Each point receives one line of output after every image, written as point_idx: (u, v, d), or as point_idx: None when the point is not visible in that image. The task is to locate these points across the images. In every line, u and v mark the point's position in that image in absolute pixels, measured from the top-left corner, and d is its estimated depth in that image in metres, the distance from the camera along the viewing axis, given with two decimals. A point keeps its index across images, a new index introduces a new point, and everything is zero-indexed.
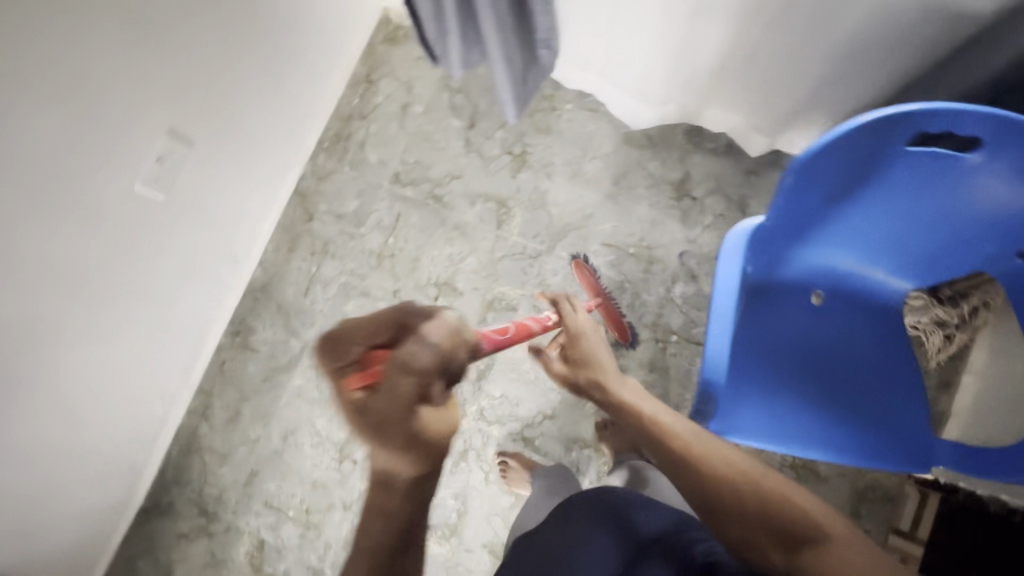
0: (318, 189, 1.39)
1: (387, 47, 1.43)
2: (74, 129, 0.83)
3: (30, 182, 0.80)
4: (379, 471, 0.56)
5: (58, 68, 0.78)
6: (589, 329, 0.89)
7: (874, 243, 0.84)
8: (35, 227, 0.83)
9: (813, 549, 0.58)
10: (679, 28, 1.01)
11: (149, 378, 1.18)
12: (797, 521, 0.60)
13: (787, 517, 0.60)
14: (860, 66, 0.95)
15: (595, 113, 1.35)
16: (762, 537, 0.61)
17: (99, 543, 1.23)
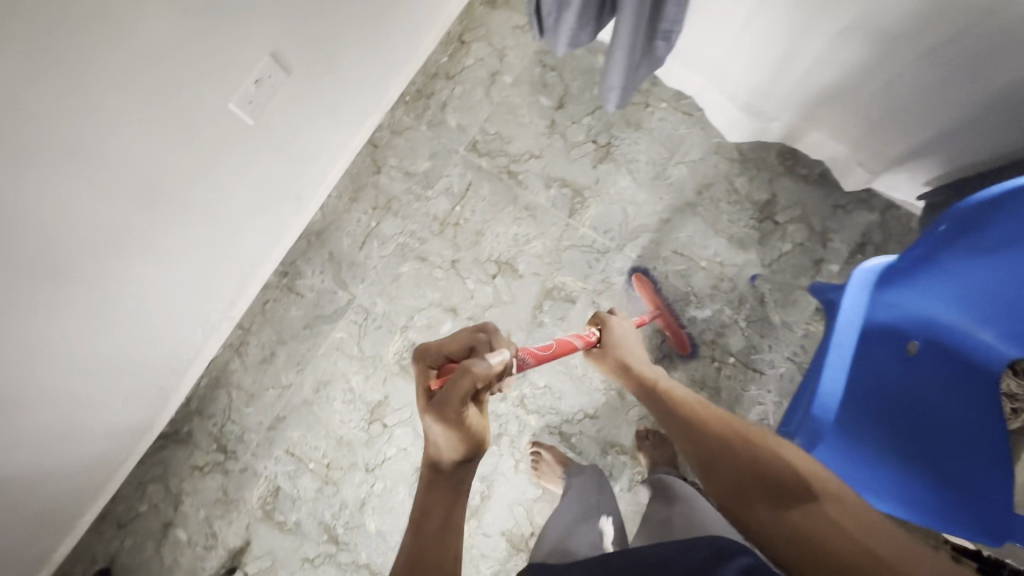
0: (391, 143, 1.35)
1: (486, 10, 1.38)
2: (185, 32, 0.79)
3: (134, 74, 0.77)
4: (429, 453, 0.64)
5: None
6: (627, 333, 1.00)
7: (1001, 318, 0.80)
8: (126, 126, 0.80)
9: (797, 503, 0.60)
10: (814, 44, 0.96)
11: (195, 304, 1.14)
12: (785, 477, 0.63)
13: (777, 474, 0.63)
14: (996, 119, 0.91)
15: (689, 117, 1.30)
16: (751, 492, 0.64)
17: (117, 461, 1.20)
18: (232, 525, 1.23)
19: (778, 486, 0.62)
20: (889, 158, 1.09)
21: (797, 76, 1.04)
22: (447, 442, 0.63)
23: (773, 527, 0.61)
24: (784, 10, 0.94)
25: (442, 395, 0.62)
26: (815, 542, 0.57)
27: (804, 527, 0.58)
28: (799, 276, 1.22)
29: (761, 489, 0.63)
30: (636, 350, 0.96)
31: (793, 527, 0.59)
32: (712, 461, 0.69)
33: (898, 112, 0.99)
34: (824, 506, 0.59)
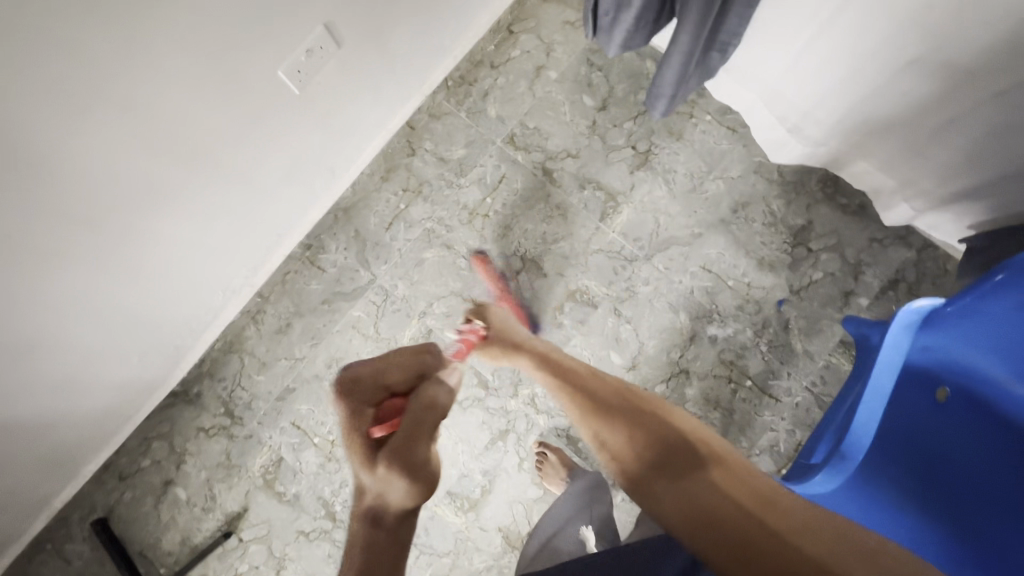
0: (428, 126, 1.33)
1: (538, 3, 1.36)
2: None
3: (190, 28, 0.76)
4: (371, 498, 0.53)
5: None
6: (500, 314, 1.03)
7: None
8: (174, 81, 0.79)
9: (693, 472, 0.57)
10: (876, 72, 0.94)
11: (218, 267, 1.14)
12: (675, 444, 0.61)
13: (667, 442, 0.61)
14: None
15: (733, 133, 1.28)
16: (641, 461, 0.60)
17: (126, 414, 1.21)
18: (232, 490, 1.23)
19: (666, 452, 0.60)
20: (936, 197, 1.07)
21: (852, 103, 1.02)
22: (400, 492, 0.52)
23: (668, 497, 0.56)
24: (849, 36, 0.93)
25: (404, 436, 0.56)
26: (706, 505, 0.54)
27: (696, 494, 0.55)
28: (827, 307, 1.20)
29: (651, 458, 0.60)
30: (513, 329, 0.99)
31: (687, 494, 0.55)
32: (605, 428, 0.66)
33: (954, 151, 0.97)
34: (709, 470, 0.57)
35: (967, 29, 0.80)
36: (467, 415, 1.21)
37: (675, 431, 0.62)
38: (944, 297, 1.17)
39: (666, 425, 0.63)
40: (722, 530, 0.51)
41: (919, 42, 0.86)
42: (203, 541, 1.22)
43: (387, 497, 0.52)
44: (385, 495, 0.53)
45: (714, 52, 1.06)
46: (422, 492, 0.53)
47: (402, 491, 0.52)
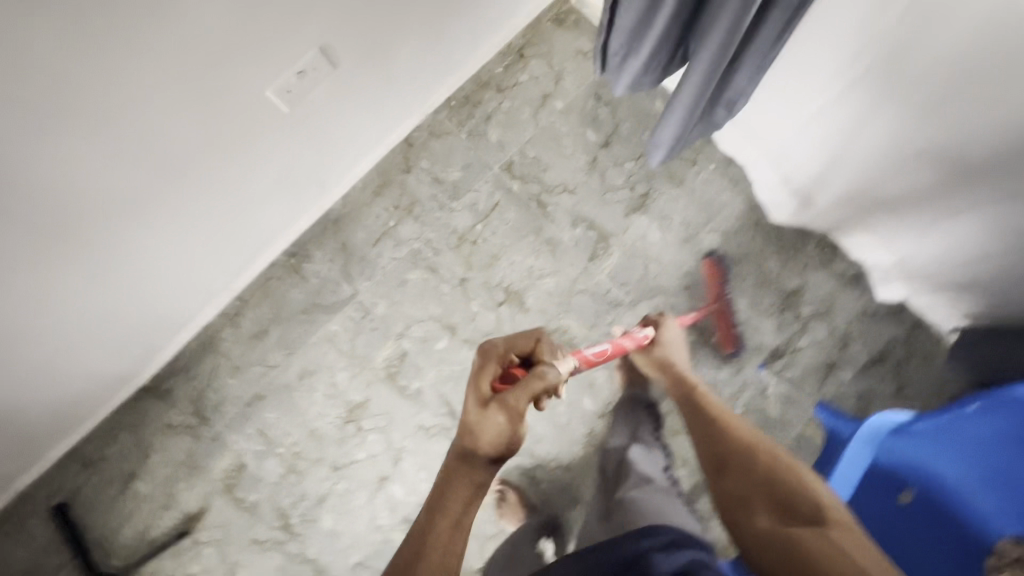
0: (427, 144, 1.31)
1: (552, 27, 1.33)
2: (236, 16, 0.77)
3: (172, 48, 0.74)
4: (471, 440, 0.66)
5: None
6: (676, 348, 1.06)
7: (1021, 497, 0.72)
8: (152, 96, 0.78)
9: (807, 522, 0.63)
10: (882, 152, 0.91)
11: (198, 271, 1.13)
12: (803, 504, 0.67)
13: (798, 499, 0.67)
14: None
15: (735, 185, 1.24)
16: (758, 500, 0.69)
17: (93, 404, 1.20)
18: (192, 490, 1.23)
19: (792, 507, 0.67)
20: (933, 279, 1.03)
21: (857, 175, 1.00)
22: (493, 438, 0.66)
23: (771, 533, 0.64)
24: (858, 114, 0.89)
25: (511, 401, 0.68)
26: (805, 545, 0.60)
27: (801, 538, 0.61)
28: (809, 376, 1.18)
29: (742, 480, 0.73)
30: (681, 355, 1.05)
31: (794, 536, 0.62)
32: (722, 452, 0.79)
33: (953, 240, 0.95)
34: (830, 529, 0.62)
35: (973, 121, 0.79)
36: (432, 443, 1.22)
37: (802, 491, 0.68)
38: (929, 380, 1.15)
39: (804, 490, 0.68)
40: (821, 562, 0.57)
41: (927, 128, 0.84)
42: (158, 538, 1.22)
43: (483, 440, 0.66)
44: (480, 439, 0.66)
45: (720, 107, 1.02)
46: (505, 446, 0.66)
47: (496, 441, 0.66)
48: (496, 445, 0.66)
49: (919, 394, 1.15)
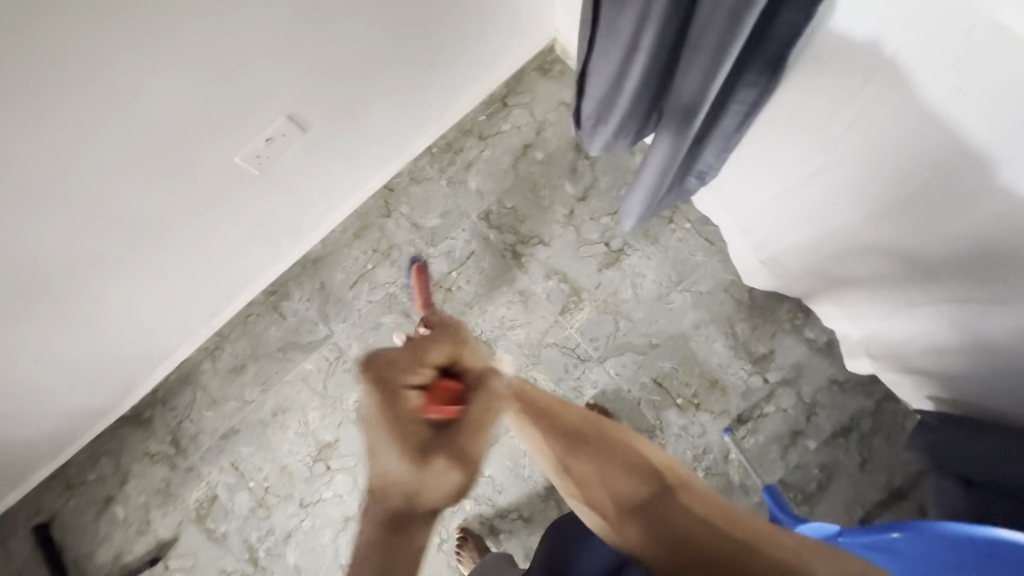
0: (407, 190, 1.33)
1: (537, 77, 1.34)
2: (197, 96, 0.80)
3: (133, 127, 0.78)
4: (410, 506, 0.51)
5: (209, 43, 0.75)
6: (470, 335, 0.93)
7: None
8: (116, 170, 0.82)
9: (655, 498, 0.59)
10: (842, 240, 0.89)
11: (172, 315, 1.16)
12: (643, 473, 0.64)
13: (638, 469, 0.64)
14: (997, 380, 0.84)
15: (709, 246, 1.24)
16: (607, 483, 0.64)
17: (74, 432, 1.25)
18: (166, 518, 1.28)
19: (633, 476, 0.63)
20: (895, 361, 1.02)
21: (821, 256, 0.97)
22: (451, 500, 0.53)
23: (631, 519, 0.58)
24: (817, 203, 0.87)
25: (459, 441, 0.54)
26: (666, 524, 0.55)
27: (660, 515, 0.57)
28: (773, 442, 1.17)
29: (586, 465, 0.67)
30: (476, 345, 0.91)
31: (651, 519, 0.57)
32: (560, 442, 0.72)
33: (916, 329, 0.91)
34: (679, 493, 0.59)
35: (918, 229, 0.74)
36: None
37: (644, 462, 0.65)
38: (893, 455, 1.14)
39: (635, 454, 0.67)
40: (694, 542, 0.52)
41: (875, 227, 0.81)
42: (132, 562, 1.27)
43: (430, 504, 0.52)
44: (431, 506, 0.51)
45: (690, 178, 0.99)
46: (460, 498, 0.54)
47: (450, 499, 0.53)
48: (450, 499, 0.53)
49: (883, 468, 1.14)
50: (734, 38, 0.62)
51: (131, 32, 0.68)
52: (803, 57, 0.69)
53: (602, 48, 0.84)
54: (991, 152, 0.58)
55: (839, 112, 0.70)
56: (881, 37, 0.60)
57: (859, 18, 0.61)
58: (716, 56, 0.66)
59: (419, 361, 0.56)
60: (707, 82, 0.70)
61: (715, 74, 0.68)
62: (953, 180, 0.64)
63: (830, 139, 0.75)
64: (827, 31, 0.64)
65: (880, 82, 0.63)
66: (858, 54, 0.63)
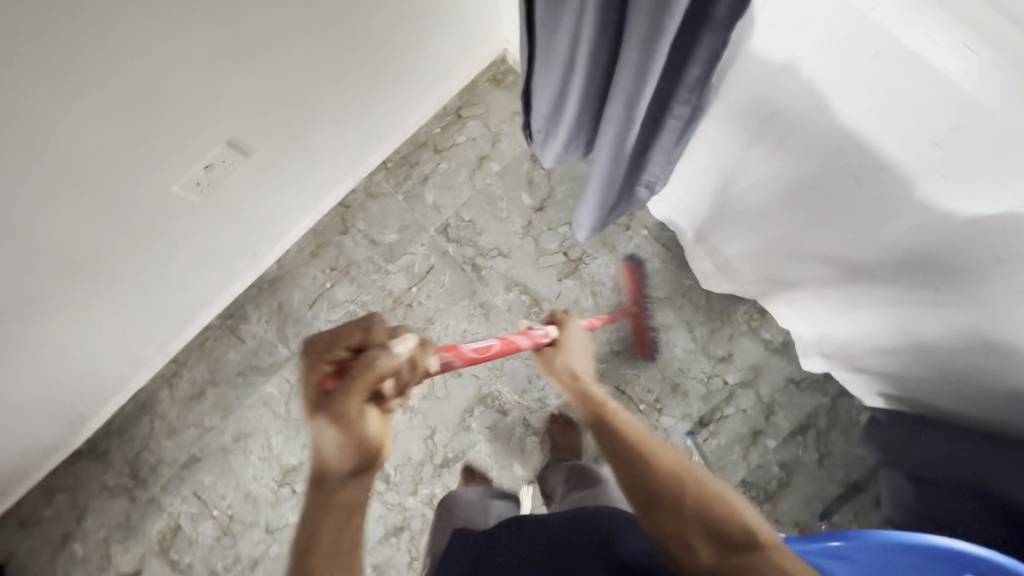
0: (363, 206, 1.31)
1: (489, 88, 1.33)
2: (125, 132, 0.78)
3: (58, 169, 0.75)
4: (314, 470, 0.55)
5: (134, 79, 0.73)
6: (580, 347, 0.93)
7: None
8: (44, 212, 0.79)
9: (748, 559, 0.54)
10: (787, 247, 0.91)
11: (120, 347, 1.13)
12: (736, 534, 0.57)
13: (729, 528, 0.57)
14: (937, 379, 0.87)
15: (666, 251, 1.26)
16: (691, 535, 0.58)
17: (25, 470, 1.21)
18: (128, 552, 1.25)
19: (723, 534, 0.57)
20: (844, 360, 1.05)
21: (767, 262, 0.99)
22: (336, 452, 0.53)
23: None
24: (763, 212, 0.88)
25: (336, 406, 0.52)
26: None
27: None
28: (735, 443, 1.20)
29: (671, 514, 0.60)
30: (581, 356, 0.92)
31: None
32: (639, 473, 0.64)
33: (860, 331, 0.93)
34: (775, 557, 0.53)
35: (850, 237, 0.77)
36: None
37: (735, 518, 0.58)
38: (849, 449, 1.17)
39: (724, 508, 0.58)
40: None
41: (813, 235, 0.83)
42: None
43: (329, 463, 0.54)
44: (326, 460, 0.54)
45: (641, 187, 0.97)
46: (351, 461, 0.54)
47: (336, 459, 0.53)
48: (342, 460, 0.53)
49: (840, 462, 1.17)
50: (657, 52, 0.62)
51: (44, 76, 0.65)
52: (728, 77, 0.70)
53: (542, 64, 0.83)
54: (904, 171, 0.62)
55: (765, 128, 0.72)
56: (797, 59, 0.62)
57: (775, 42, 0.63)
58: (642, 71, 0.66)
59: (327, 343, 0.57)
60: (637, 96, 0.71)
61: (644, 86, 0.68)
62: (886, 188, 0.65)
63: (763, 154, 0.76)
64: (745, 54, 0.66)
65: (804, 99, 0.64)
66: (777, 75, 0.65)
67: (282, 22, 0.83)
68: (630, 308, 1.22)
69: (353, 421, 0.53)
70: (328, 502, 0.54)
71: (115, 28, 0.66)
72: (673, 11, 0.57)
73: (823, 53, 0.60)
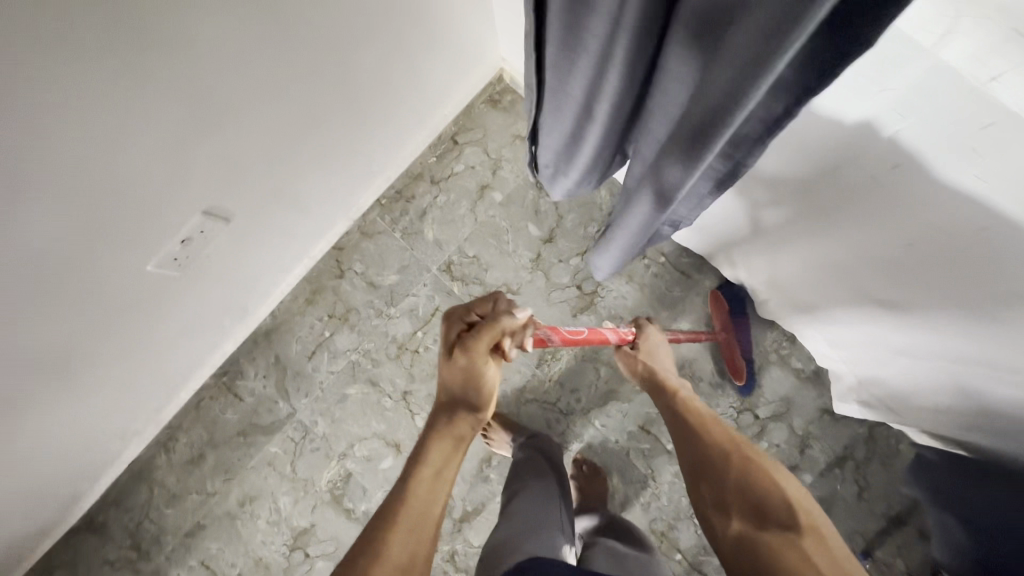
0: (359, 246, 1.22)
1: (486, 109, 1.23)
2: (87, 226, 0.69)
3: (16, 278, 0.66)
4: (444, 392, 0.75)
5: (93, 174, 0.64)
6: (664, 349, 1.03)
7: None
8: (9, 322, 0.70)
9: (775, 528, 0.63)
10: (840, 284, 0.84)
11: (109, 423, 1.05)
12: (773, 505, 0.66)
13: (767, 499, 0.67)
14: (1000, 429, 0.81)
15: (686, 279, 1.18)
16: (733, 504, 0.70)
17: (20, 554, 1.14)
18: None
19: (765, 513, 0.66)
20: (885, 398, 0.99)
21: (815, 291, 0.92)
22: (462, 382, 0.74)
23: (749, 541, 0.65)
24: (820, 248, 0.81)
25: (472, 345, 0.73)
26: (776, 557, 0.60)
27: (772, 549, 0.61)
28: None
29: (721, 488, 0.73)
30: (664, 361, 1.01)
31: (765, 547, 0.62)
32: (706, 458, 0.78)
33: (913, 378, 0.88)
34: (801, 535, 0.61)
35: (924, 287, 0.69)
36: None
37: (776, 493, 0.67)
38: (892, 480, 1.11)
39: (768, 487, 0.68)
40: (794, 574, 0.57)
41: (877, 277, 0.75)
42: None
43: (455, 387, 0.75)
44: (453, 385, 0.75)
45: (665, 228, 0.86)
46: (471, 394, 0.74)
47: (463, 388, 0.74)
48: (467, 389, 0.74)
49: (881, 494, 1.11)
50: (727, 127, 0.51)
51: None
52: (802, 127, 0.63)
53: (554, 104, 0.71)
54: (991, 242, 0.56)
55: (834, 176, 0.66)
56: (876, 119, 0.56)
57: (851, 101, 0.56)
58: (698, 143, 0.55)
59: (467, 311, 0.78)
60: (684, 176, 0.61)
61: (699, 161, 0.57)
62: (980, 250, 0.58)
63: (835, 194, 0.69)
64: (814, 112, 0.60)
65: (882, 151, 0.58)
66: (851, 133, 0.59)
67: (258, 80, 0.74)
68: (720, 333, 1.14)
69: (481, 362, 0.74)
70: (447, 427, 0.72)
71: (63, 127, 0.57)
72: (746, 106, 0.47)
73: (912, 116, 0.53)
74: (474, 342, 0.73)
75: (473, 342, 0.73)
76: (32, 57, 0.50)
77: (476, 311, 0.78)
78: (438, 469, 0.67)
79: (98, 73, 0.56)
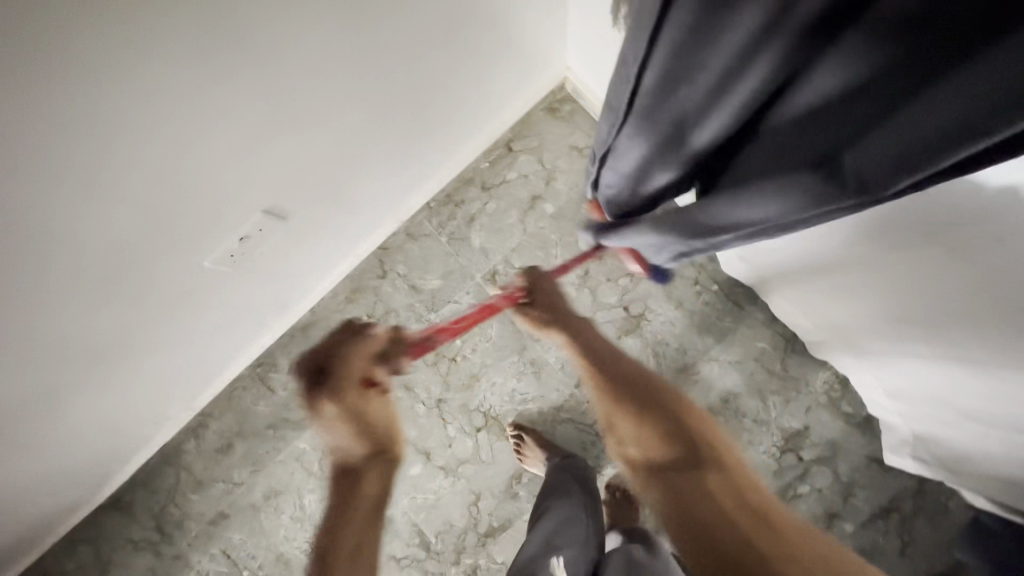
0: (404, 247, 1.20)
1: (544, 118, 1.20)
2: (152, 219, 0.68)
3: (77, 265, 0.66)
4: (338, 458, 0.80)
5: (162, 167, 0.63)
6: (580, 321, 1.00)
7: None
8: (66, 309, 0.70)
9: (689, 472, 0.82)
10: (915, 340, 0.80)
11: (146, 407, 1.05)
12: (687, 452, 0.84)
13: (686, 450, 0.85)
14: None
15: (738, 309, 1.14)
16: (653, 450, 0.87)
17: (47, 527, 1.14)
18: None
19: (681, 459, 0.84)
20: (942, 458, 0.95)
21: (881, 342, 0.87)
22: (350, 441, 0.79)
23: (665, 479, 0.83)
24: (899, 303, 0.77)
25: (339, 388, 0.80)
26: (693, 495, 0.78)
27: (686, 486, 0.80)
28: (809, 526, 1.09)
29: (643, 432, 0.88)
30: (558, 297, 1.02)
31: (680, 484, 0.81)
32: (628, 401, 0.92)
33: (977, 442, 0.84)
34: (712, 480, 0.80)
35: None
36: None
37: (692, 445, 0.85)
38: (937, 538, 1.06)
39: (685, 439, 0.86)
40: (710, 511, 0.75)
41: (968, 342, 0.71)
42: None
43: (343, 448, 0.80)
44: (343, 449, 0.80)
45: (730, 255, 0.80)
46: (361, 443, 0.80)
47: (352, 441, 0.80)
48: (354, 444, 0.80)
49: (925, 551, 1.06)
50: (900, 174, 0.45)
51: (22, 167, 0.52)
52: (927, 189, 0.60)
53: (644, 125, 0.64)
54: None
55: (947, 238, 0.62)
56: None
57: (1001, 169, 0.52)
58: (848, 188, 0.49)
59: (325, 353, 0.84)
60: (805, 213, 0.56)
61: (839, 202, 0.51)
62: None
63: (939, 255, 0.65)
64: None
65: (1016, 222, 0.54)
66: (985, 201, 0.55)
67: (335, 86, 0.72)
68: None
69: (361, 402, 0.81)
70: (353, 484, 0.79)
71: (139, 120, 0.56)
72: (935, 165, 0.42)
73: None
74: (344, 388, 0.81)
75: (341, 388, 0.81)
76: (96, 41, 0.47)
77: (325, 355, 0.84)
78: (367, 521, 0.76)
79: (162, 62, 0.53)
